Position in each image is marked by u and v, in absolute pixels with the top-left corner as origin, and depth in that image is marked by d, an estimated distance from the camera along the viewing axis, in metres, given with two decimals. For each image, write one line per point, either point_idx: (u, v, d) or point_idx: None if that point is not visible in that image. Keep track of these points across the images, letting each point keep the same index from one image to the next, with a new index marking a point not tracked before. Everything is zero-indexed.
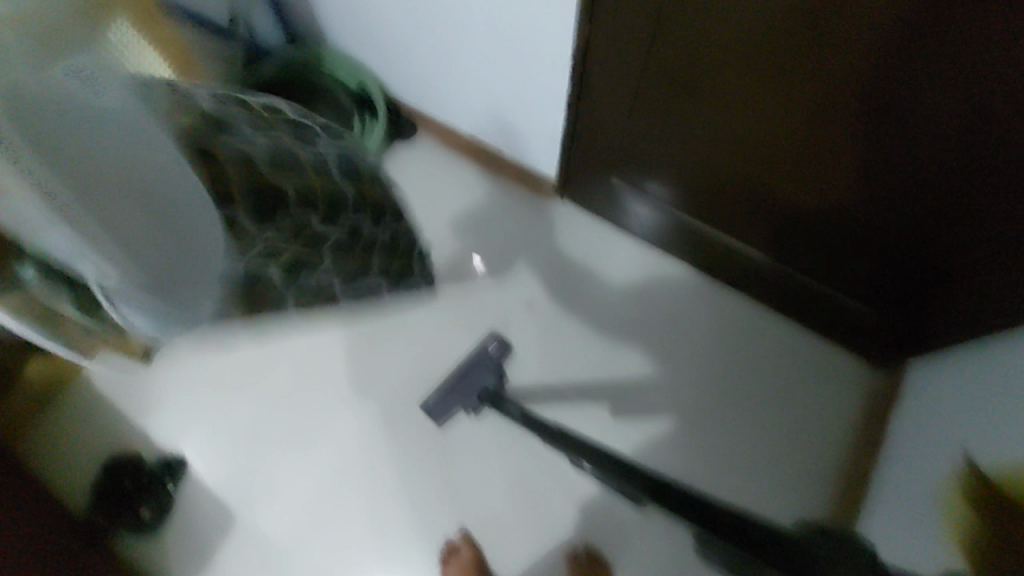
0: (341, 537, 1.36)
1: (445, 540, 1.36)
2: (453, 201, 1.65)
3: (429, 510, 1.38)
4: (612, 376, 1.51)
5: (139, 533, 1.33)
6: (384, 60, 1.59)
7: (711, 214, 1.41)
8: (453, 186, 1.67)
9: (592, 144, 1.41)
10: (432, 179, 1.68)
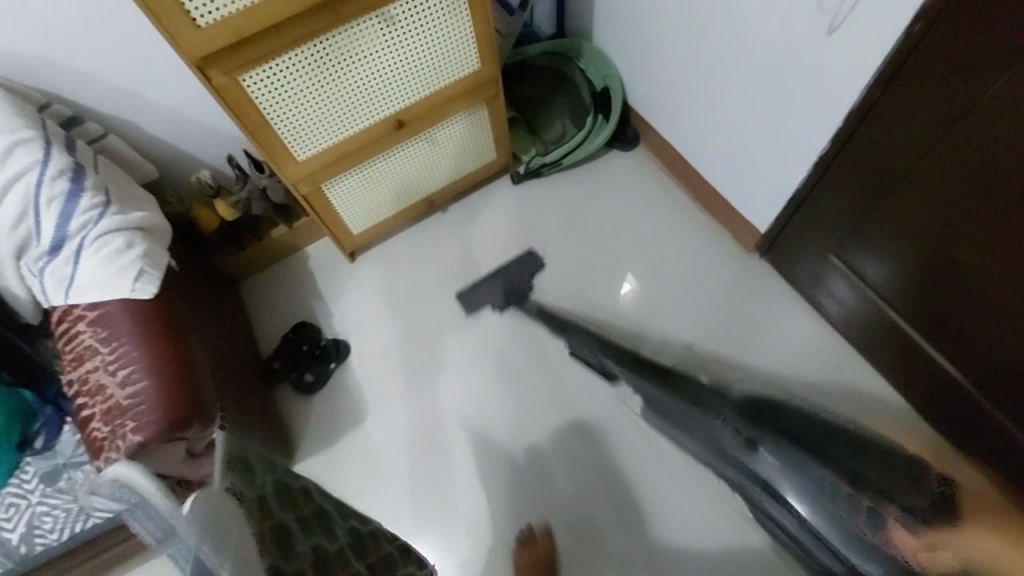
0: (435, 463, 1.46)
1: (527, 525, 1.38)
2: (628, 209, 1.70)
3: (518, 483, 1.43)
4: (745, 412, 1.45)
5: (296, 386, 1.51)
6: (637, 73, 1.65)
7: (934, 321, 1.22)
8: (653, 207, 1.70)
9: (836, 201, 1.26)
10: (635, 194, 1.72)
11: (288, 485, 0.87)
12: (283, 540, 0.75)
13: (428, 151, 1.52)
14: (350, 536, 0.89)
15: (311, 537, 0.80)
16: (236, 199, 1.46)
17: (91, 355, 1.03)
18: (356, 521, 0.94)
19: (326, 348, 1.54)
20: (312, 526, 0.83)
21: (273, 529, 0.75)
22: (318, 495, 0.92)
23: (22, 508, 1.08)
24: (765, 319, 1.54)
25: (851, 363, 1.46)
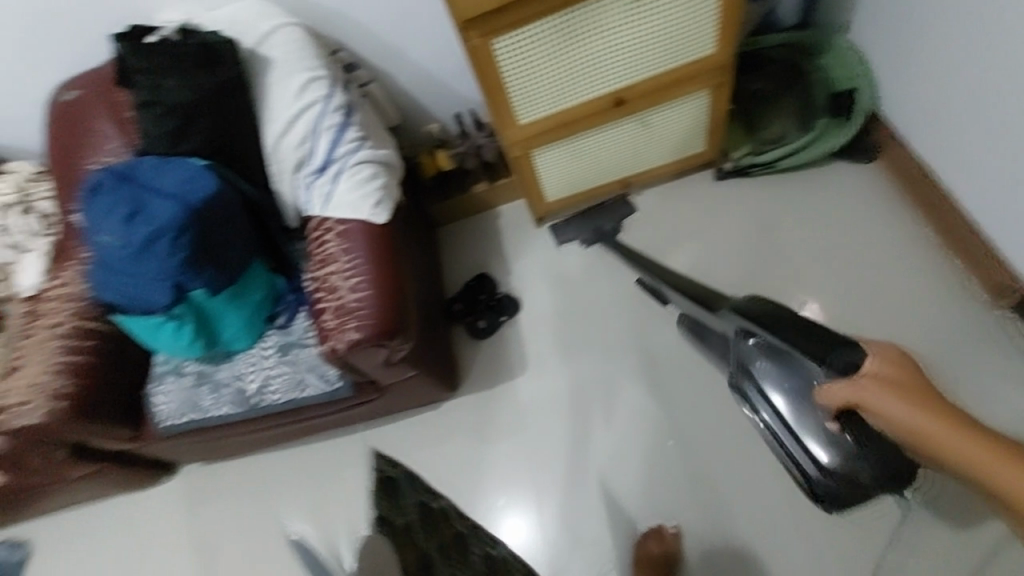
0: (579, 430, 1.52)
1: (654, 523, 1.40)
2: (841, 223, 1.55)
3: (656, 468, 1.45)
4: None
5: (468, 327, 1.65)
6: (898, 79, 1.47)
7: None
8: (871, 233, 1.52)
9: None
10: (853, 214, 1.55)
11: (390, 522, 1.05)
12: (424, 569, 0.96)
13: (637, 133, 1.51)
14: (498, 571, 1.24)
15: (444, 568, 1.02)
16: (455, 152, 1.65)
17: (334, 261, 1.24)
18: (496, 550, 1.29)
19: (502, 300, 1.65)
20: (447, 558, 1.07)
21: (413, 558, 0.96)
22: None
23: (259, 368, 1.33)
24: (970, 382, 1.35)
25: None
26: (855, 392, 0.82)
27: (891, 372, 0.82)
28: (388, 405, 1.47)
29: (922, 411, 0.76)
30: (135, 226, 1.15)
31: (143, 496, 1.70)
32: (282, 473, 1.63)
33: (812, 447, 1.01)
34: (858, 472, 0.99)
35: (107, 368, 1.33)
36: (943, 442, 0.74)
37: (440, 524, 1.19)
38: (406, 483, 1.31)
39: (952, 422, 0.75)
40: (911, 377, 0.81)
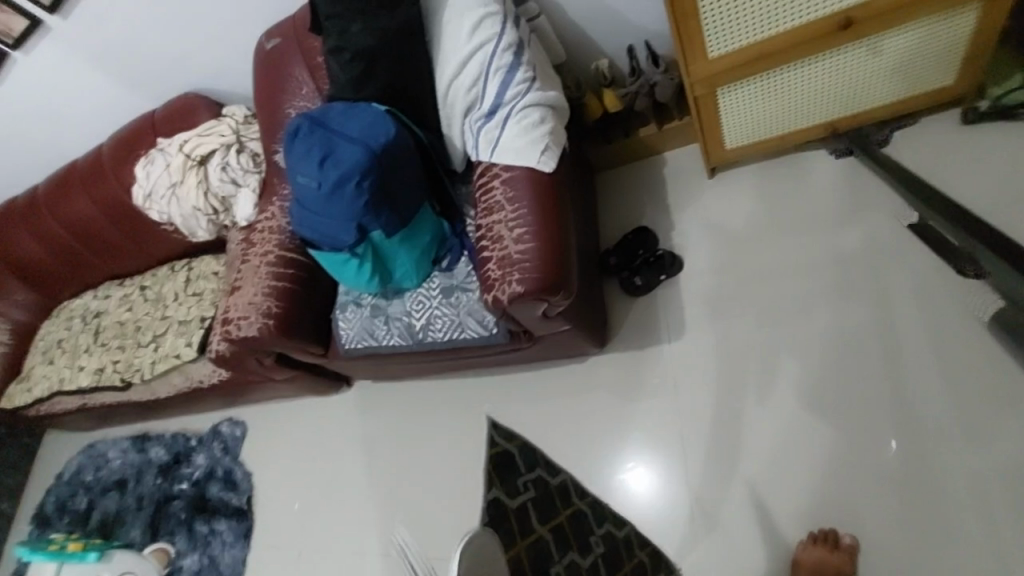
0: (735, 403, 1.39)
1: (824, 527, 1.25)
2: None
3: (826, 457, 1.29)
4: None
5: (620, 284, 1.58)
6: None
7: None
8: None
9: None
10: None
11: (500, 507, 1.55)
12: (540, 560, 1.44)
13: (860, 64, 1.23)
14: (604, 549, 1.40)
15: (562, 555, 1.43)
16: (625, 92, 1.50)
17: (498, 209, 1.22)
18: (611, 525, 1.42)
19: (662, 258, 1.53)
20: (564, 542, 1.44)
21: (526, 552, 1.46)
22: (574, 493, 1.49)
23: (425, 306, 1.42)
24: None
25: None
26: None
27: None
28: (539, 355, 1.48)
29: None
30: (327, 171, 1.24)
31: (328, 401, 1.99)
32: (438, 399, 1.78)
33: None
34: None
35: (303, 294, 1.52)
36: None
37: (557, 503, 1.49)
38: (523, 463, 1.57)
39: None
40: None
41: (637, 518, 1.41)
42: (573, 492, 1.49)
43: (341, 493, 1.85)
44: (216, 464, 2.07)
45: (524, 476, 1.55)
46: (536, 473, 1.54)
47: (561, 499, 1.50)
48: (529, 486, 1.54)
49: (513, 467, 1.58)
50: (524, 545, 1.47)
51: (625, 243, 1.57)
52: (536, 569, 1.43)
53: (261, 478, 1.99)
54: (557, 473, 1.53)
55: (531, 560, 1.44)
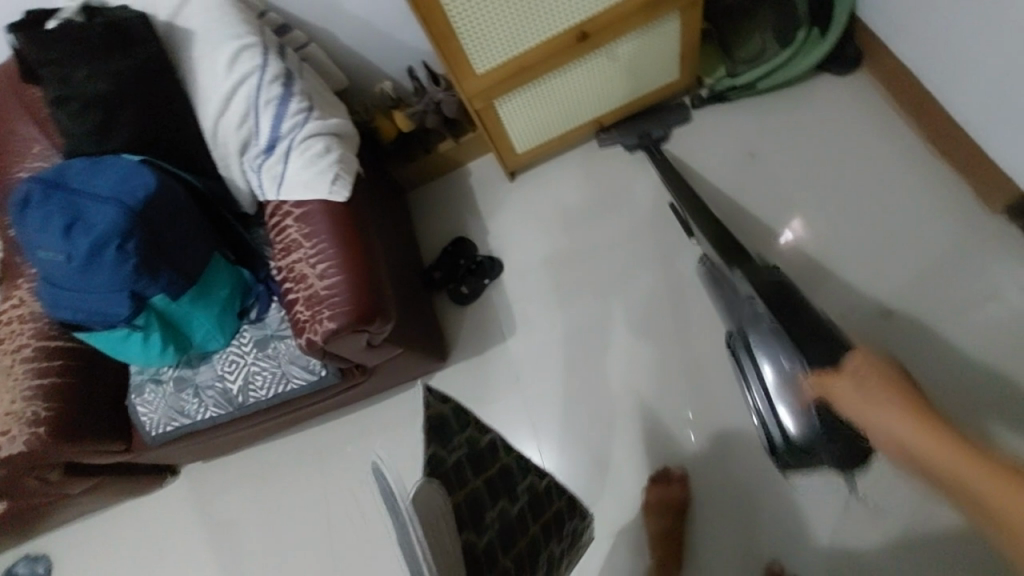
0: (572, 383, 1.49)
1: (661, 467, 1.37)
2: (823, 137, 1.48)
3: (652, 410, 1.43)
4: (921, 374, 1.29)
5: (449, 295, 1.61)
6: None
7: None
8: (867, 149, 1.45)
9: None
10: (841, 134, 1.48)
11: (442, 460, 1.03)
12: (474, 510, 0.97)
13: (606, 68, 1.40)
14: (528, 495, 1.18)
15: (495, 503, 1.04)
16: (413, 111, 1.52)
17: (296, 247, 1.16)
18: (535, 476, 1.29)
19: (482, 264, 1.60)
20: (496, 490, 1.09)
21: (465, 498, 0.98)
22: (500, 448, 1.27)
23: (239, 366, 1.29)
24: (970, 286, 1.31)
25: None
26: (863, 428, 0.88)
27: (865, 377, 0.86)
28: (379, 385, 1.45)
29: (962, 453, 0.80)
30: (76, 239, 1.07)
31: (156, 496, 1.70)
32: (287, 458, 1.64)
33: (782, 413, 1.04)
34: (818, 448, 1.02)
35: (83, 384, 1.29)
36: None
37: (488, 459, 1.19)
38: (456, 420, 1.28)
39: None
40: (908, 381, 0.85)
41: (539, 475, 1.29)
42: (499, 448, 1.27)
43: None
44: None
45: (457, 434, 1.18)
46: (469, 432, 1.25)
47: (487, 453, 1.21)
48: (461, 444, 1.14)
49: (444, 428, 1.19)
50: (461, 491, 0.99)
51: (446, 255, 1.60)
52: (472, 510, 0.97)
53: None
54: (486, 431, 1.31)
55: (468, 503, 0.97)
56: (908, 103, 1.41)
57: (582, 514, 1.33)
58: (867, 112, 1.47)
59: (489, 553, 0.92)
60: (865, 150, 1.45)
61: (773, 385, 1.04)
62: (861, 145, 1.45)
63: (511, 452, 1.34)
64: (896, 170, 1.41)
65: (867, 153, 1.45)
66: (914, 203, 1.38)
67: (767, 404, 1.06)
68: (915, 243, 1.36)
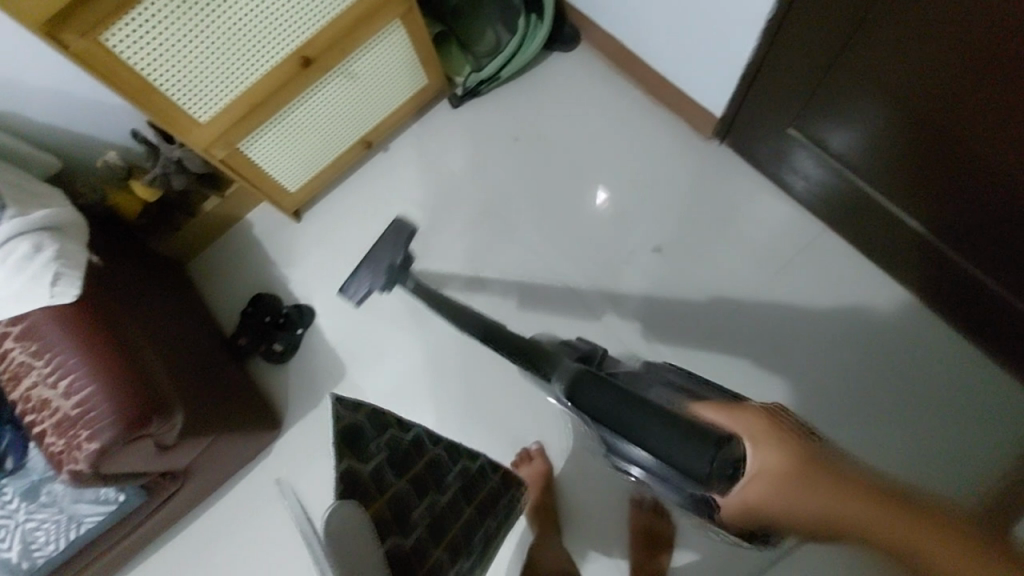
0: (419, 401, 1.46)
1: (520, 448, 1.42)
2: (572, 106, 1.63)
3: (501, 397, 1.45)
4: (701, 286, 1.48)
5: (266, 359, 1.48)
6: None
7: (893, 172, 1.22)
8: (606, 110, 1.62)
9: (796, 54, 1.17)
10: (583, 102, 1.63)
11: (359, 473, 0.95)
12: (399, 510, 0.97)
13: (349, 87, 1.38)
14: (460, 480, 1.18)
15: (422, 498, 1.04)
16: (150, 176, 1.33)
17: (27, 371, 0.97)
18: (467, 460, 1.26)
19: (292, 313, 1.49)
20: (422, 486, 1.07)
21: (387, 507, 0.95)
22: (430, 441, 1.22)
23: (11, 529, 1.07)
24: (716, 201, 1.53)
25: (794, 214, 1.50)
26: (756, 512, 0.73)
27: (763, 467, 0.71)
28: (209, 483, 1.29)
29: (829, 494, 0.72)
30: None
31: None
32: None
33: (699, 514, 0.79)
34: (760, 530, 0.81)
35: None
36: (930, 555, 0.69)
37: (414, 455, 1.13)
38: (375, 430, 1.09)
39: (896, 513, 0.71)
40: (763, 423, 0.73)
41: (471, 459, 1.27)
42: (428, 439, 1.22)
43: None
44: None
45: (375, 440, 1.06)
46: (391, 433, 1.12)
47: (410, 454, 1.11)
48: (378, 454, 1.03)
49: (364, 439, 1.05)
50: (381, 501, 0.95)
51: (249, 318, 1.48)
52: (398, 520, 0.95)
53: None
54: (409, 428, 1.20)
55: (392, 506, 0.96)
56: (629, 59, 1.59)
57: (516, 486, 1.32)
58: (599, 76, 1.64)
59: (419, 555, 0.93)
60: (608, 110, 1.62)
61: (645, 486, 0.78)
62: (604, 106, 1.62)
63: (443, 438, 1.29)
64: (636, 120, 1.60)
65: (610, 110, 1.62)
66: (657, 144, 1.58)
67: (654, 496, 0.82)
68: (667, 178, 1.56)
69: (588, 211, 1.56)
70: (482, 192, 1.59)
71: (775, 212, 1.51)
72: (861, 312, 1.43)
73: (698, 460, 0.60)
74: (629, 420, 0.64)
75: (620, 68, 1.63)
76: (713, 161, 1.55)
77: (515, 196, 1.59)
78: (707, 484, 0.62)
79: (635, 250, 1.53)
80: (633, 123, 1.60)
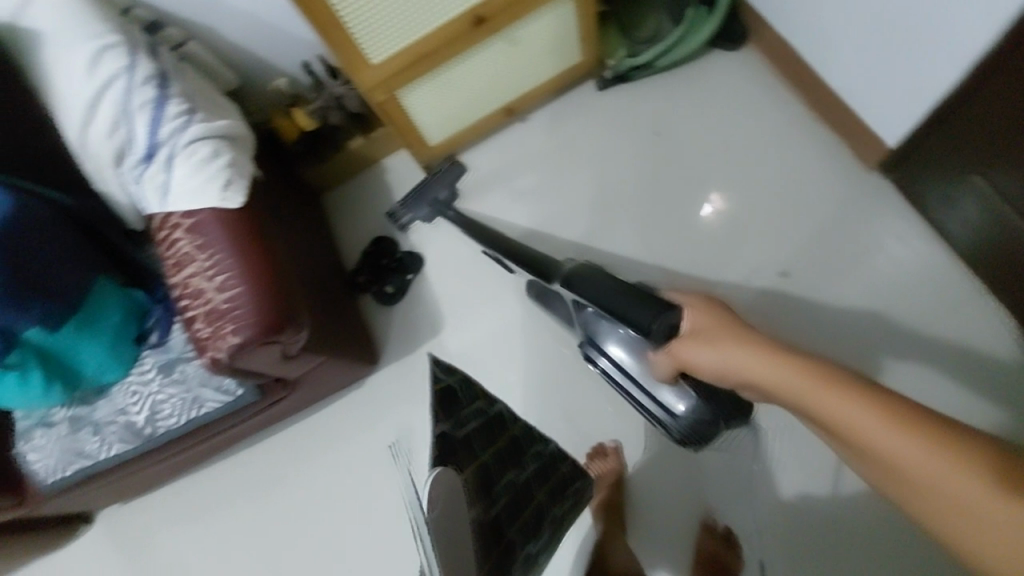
0: (506, 370, 1.48)
1: (596, 442, 1.41)
2: (722, 109, 1.56)
3: (588, 387, 1.44)
4: (825, 323, 1.38)
5: (374, 299, 1.56)
6: None
7: None
8: (759, 118, 1.53)
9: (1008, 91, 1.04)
10: (735, 105, 1.55)
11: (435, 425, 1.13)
12: (483, 482, 0.99)
13: (509, 52, 1.39)
14: (537, 463, 1.23)
15: (502, 474, 1.07)
16: (313, 107, 1.44)
17: (190, 261, 1.07)
18: (539, 445, 1.30)
19: (404, 263, 1.55)
20: (503, 460, 1.13)
21: (474, 477, 0.97)
22: (509, 417, 1.30)
23: (142, 396, 1.19)
24: (860, 235, 1.41)
25: (951, 267, 1.36)
26: (691, 364, 0.91)
27: (697, 326, 0.91)
28: (307, 398, 1.38)
29: (796, 374, 0.77)
30: None
31: (68, 550, 1.57)
32: (215, 485, 1.55)
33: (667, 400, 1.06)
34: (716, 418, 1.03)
35: None
36: (869, 431, 0.68)
37: (499, 429, 1.21)
38: (466, 395, 1.21)
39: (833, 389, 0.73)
40: (706, 301, 0.94)
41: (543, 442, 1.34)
42: (510, 416, 1.33)
43: None
44: None
45: (469, 404, 1.18)
46: (479, 405, 1.22)
47: (500, 427, 1.22)
48: (471, 417, 1.13)
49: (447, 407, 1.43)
50: (487, 453, 1.09)
51: (365, 258, 1.56)
52: (481, 490, 0.97)
53: None
54: (494, 402, 1.32)
55: (477, 476, 0.98)
56: (798, 70, 1.49)
57: (585, 475, 1.32)
58: (759, 82, 1.55)
59: (499, 529, 0.94)
60: (761, 120, 1.53)
61: (632, 369, 1.09)
62: (758, 115, 1.53)
63: (518, 420, 1.35)
64: (789, 135, 1.50)
65: (762, 120, 1.53)
66: (808, 165, 1.48)
67: (638, 392, 1.09)
68: (811, 202, 1.45)
69: (716, 220, 1.49)
70: (610, 180, 1.57)
71: (928, 261, 1.37)
72: (1007, 389, 1.28)
73: (652, 309, 0.89)
74: (603, 289, 0.96)
75: (785, 78, 1.52)
76: (868, 193, 1.43)
77: (643, 189, 1.55)
78: (650, 330, 0.89)
79: (759, 270, 1.44)
80: (786, 138, 1.50)
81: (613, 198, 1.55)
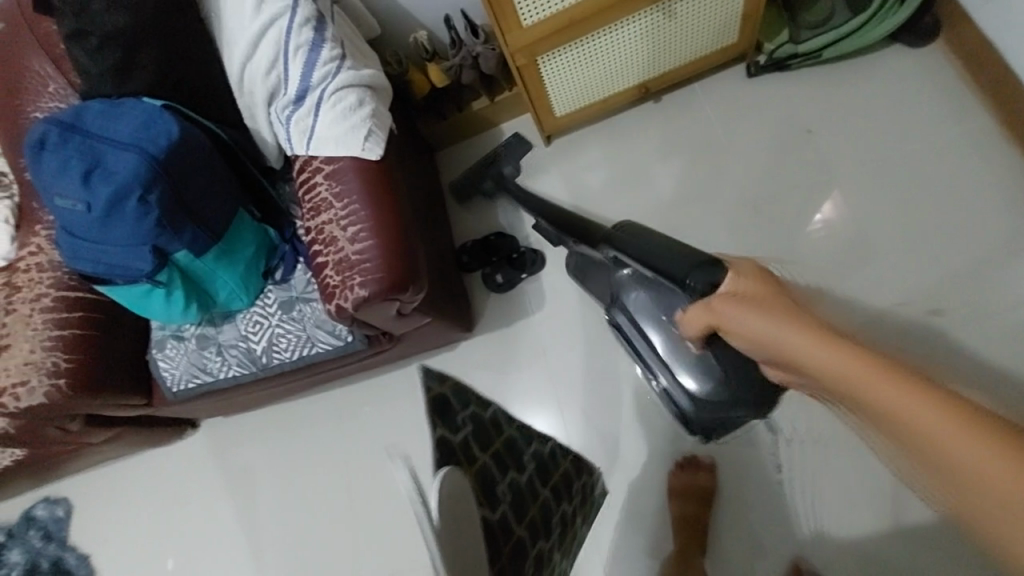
0: (601, 358, 1.44)
1: (686, 452, 1.35)
2: (889, 111, 1.39)
3: None
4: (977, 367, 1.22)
5: (486, 284, 1.53)
6: None
7: None
8: (931, 127, 1.35)
9: None
10: (906, 111, 1.38)
11: (451, 447, 0.85)
12: (487, 483, 0.90)
13: (663, 25, 1.30)
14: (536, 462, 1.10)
15: (506, 474, 0.96)
16: (449, 65, 1.42)
17: (326, 207, 1.09)
18: (538, 441, 1.18)
19: (518, 255, 1.51)
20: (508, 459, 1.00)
21: (477, 479, 0.87)
22: (505, 422, 1.11)
23: (262, 328, 1.26)
24: None
25: None
26: (712, 313, 0.79)
27: (739, 290, 0.76)
28: (405, 352, 1.42)
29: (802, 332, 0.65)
30: (98, 188, 1.02)
31: (172, 452, 1.72)
32: (306, 416, 1.65)
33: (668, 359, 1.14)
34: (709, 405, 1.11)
35: (106, 340, 1.25)
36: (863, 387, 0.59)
37: (493, 431, 1.03)
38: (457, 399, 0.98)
39: (801, 324, 0.66)
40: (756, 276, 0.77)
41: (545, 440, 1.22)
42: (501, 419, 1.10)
43: (210, 539, 1.63)
44: (38, 554, 1.68)
45: (461, 412, 0.96)
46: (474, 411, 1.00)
47: (494, 429, 1.04)
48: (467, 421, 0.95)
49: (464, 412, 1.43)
50: (472, 471, 0.87)
51: (483, 241, 1.52)
52: (486, 490, 0.89)
53: (102, 556, 1.68)
54: (487, 406, 1.08)
55: (479, 480, 0.88)
56: (995, 77, 1.30)
57: (588, 468, 1.27)
58: (939, 88, 1.37)
59: (504, 528, 0.88)
60: (934, 131, 1.35)
61: (664, 350, 1.15)
62: (931, 124, 1.36)
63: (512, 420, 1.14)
64: (966, 151, 1.32)
65: (937, 130, 1.35)
66: (984, 188, 1.30)
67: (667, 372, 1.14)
68: (981, 230, 1.28)
69: (862, 236, 1.34)
70: (747, 174, 1.44)
71: None
72: None
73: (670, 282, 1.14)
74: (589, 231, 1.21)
75: (971, 87, 1.34)
76: None
77: (782, 189, 1.41)
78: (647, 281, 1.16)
79: (905, 297, 1.29)
80: (962, 154, 1.32)
81: (745, 194, 1.43)
